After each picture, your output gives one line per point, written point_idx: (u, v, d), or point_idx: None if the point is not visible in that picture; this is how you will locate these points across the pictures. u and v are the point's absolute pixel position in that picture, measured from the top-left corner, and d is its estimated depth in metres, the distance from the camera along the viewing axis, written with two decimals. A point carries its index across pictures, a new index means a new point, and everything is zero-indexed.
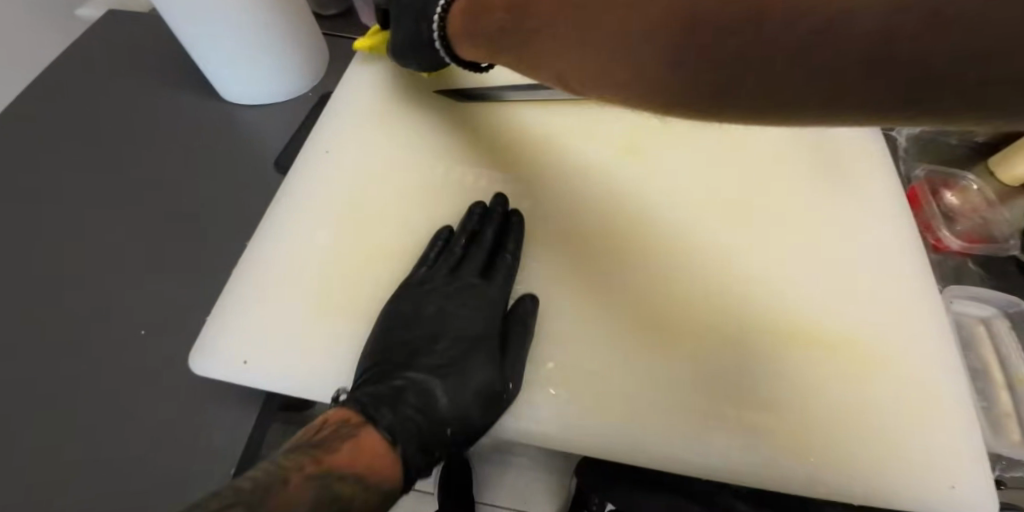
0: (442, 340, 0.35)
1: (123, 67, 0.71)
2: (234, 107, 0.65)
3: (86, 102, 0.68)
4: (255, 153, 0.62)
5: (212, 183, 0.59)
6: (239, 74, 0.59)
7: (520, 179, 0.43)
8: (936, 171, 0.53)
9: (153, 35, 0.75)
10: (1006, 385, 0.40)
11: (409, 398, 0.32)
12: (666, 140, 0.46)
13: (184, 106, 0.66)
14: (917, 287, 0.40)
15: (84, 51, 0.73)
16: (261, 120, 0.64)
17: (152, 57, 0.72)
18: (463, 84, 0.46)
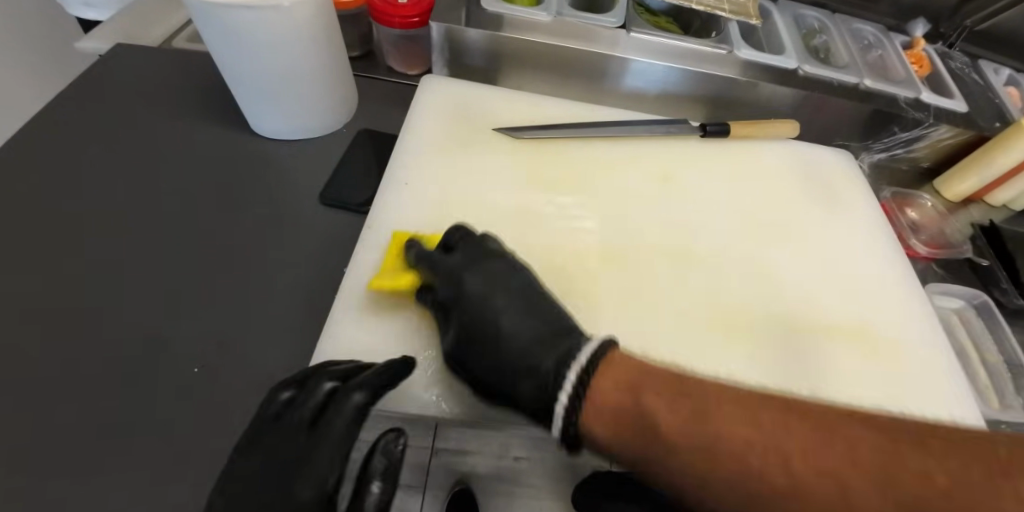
0: (484, 370, 0.35)
1: (140, 97, 0.71)
2: (266, 141, 0.67)
3: (104, 132, 0.67)
4: (286, 183, 0.63)
5: (252, 215, 0.60)
6: (281, 112, 0.62)
7: (576, 203, 0.49)
8: (897, 192, 0.63)
9: (170, 68, 0.75)
10: (981, 362, 0.48)
11: (468, 368, 0.36)
12: (696, 170, 0.53)
13: (212, 140, 0.67)
14: (909, 287, 0.48)
15: (97, 79, 0.73)
16: (292, 154, 0.66)
17: (172, 90, 0.73)
18: (515, 126, 0.53)
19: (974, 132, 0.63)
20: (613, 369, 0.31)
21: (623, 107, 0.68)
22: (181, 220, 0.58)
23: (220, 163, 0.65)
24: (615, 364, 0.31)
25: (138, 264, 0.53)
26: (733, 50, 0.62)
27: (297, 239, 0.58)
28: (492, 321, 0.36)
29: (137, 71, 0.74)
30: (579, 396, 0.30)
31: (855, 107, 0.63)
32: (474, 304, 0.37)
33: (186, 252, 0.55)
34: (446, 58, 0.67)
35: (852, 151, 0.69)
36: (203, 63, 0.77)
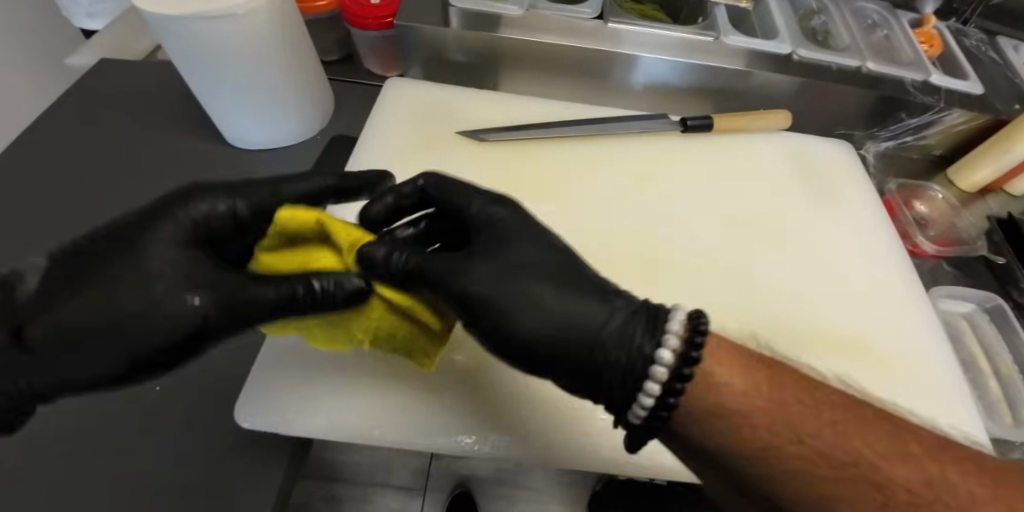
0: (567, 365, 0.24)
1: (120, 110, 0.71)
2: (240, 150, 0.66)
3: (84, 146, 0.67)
4: None
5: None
6: (253, 120, 0.61)
7: (543, 208, 0.46)
8: (903, 185, 0.58)
9: (151, 79, 0.75)
10: (991, 372, 0.45)
11: (556, 369, 0.24)
12: (675, 169, 0.49)
13: (189, 149, 0.66)
14: (909, 291, 0.44)
15: (79, 93, 0.73)
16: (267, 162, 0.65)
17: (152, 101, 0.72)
18: (483, 129, 0.50)
19: (989, 116, 0.58)
20: (715, 353, 0.23)
21: (607, 102, 0.65)
22: None
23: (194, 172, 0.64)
24: (729, 352, 0.24)
25: None
26: (721, 36, 0.58)
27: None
28: (594, 326, 0.23)
29: (119, 83, 0.74)
30: (683, 376, 0.22)
31: (857, 93, 0.58)
32: (551, 335, 0.24)
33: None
34: (424, 62, 0.65)
35: (856, 140, 0.64)
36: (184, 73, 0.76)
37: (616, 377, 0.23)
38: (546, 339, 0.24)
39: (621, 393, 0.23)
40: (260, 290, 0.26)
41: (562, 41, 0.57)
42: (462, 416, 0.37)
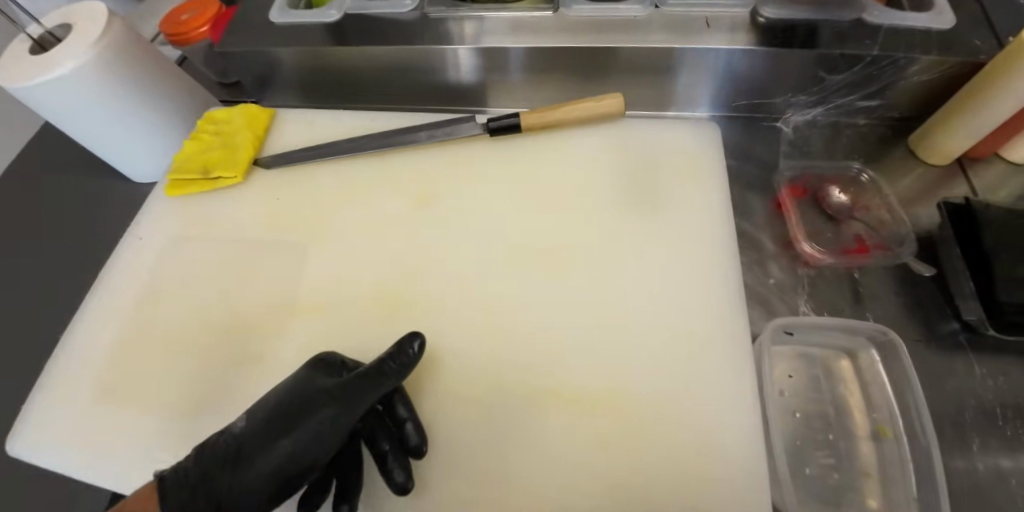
0: None
1: None
2: (110, 173, 0.64)
3: None
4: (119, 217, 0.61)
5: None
6: (120, 166, 0.63)
7: (318, 241, 0.43)
8: (811, 168, 0.46)
9: None
10: (865, 432, 0.34)
11: None
12: (472, 188, 0.44)
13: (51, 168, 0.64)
14: (731, 330, 0.35)
15: None
16: (141, 187, 0.65)
17: None
18: (275, 153, 0.47)
19: (959, 60, 0.41)
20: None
21: (454, 104, 0.58)
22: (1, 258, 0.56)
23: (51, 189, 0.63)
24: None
25: None
26: (562, 9, 0.48)
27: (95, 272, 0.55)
28: None
29: None
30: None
31: (754, 49, 0.43)
32: None
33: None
34: (253, 81, 0.59)
35: (774, 108, 0.50)
36: None
37: None
38: None
39: None
40: (222, 486, 0.27)
41: (372, 45, 0.50)
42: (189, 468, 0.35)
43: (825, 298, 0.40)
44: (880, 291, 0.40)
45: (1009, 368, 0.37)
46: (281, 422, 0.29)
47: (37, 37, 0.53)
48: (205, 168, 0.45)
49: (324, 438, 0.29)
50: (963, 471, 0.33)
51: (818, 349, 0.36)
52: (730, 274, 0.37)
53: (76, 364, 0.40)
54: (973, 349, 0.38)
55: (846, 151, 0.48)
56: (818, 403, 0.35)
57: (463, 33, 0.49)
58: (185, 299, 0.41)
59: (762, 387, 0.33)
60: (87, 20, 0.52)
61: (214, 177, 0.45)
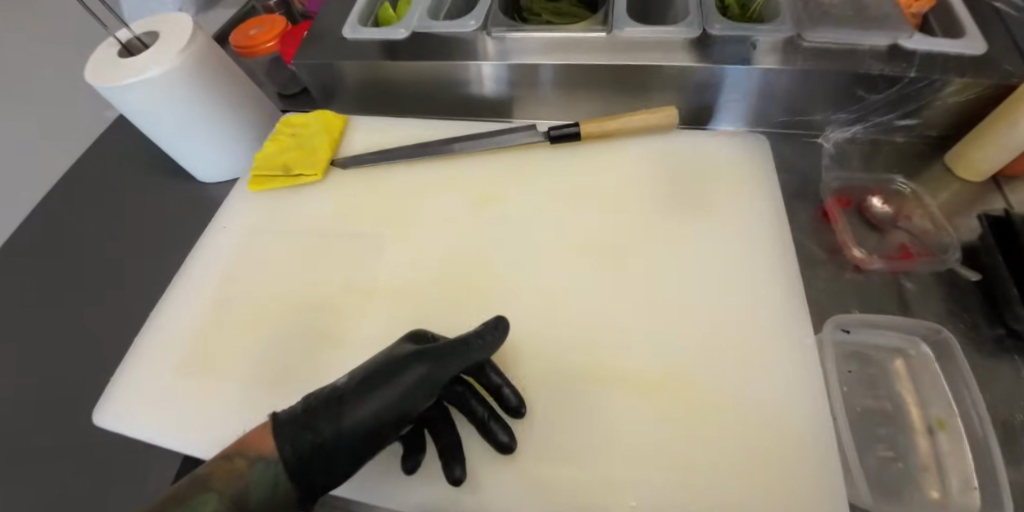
0: None
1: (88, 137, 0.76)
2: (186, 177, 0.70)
3: None
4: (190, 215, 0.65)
5: (131, 238, 0.61)
6: (189, 164, 0.67)
7: (390, 234, 0.46)
8: (852, 180, 0.48)
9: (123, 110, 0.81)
10: (923, 426, 0.35)
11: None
12: (537, 189, 0.47)
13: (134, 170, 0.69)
14: (792, 322, 0.37)
15: None
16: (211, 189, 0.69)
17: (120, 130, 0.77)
18: (347, 155, 0.51)
19: (987, 86, 0.44)
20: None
21: (507, 116, 0.61)
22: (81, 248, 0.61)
23: (117, 184, 0.67)
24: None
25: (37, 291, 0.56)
26: (615, 29, 0.51)
27: (162, 263, 0.59)
28: None
29: None
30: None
31: (796, 71, 0.47)
32: None
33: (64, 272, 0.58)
34: (319, 90, 0.63)
35: (814, 125, 0.53)
36: None
37: None
38: None
39: None
40: (323, 430, 0.29)
41: (437, 60, 0.54)
42: None
43: (872, 299, 0.42)
44: (921, 296, 0.42)
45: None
46: (379, 380, 0.31)
47: (125, 42, 0.58)
48: (287, 166, 0.49)
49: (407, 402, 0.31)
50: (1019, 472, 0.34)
51: (869, 347, 0.38)
52: (788, 270, 0.39)
53: (165, 340, 0.42)
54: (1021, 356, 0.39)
55: (881, 166, 0.51)
56: (871, 400, 0.36)
57: (487, 51, 0.54)
58: (269, 286, 0.44)
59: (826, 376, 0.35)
60: (174, 35, 0.57)
61: (294, 174, 0.49)
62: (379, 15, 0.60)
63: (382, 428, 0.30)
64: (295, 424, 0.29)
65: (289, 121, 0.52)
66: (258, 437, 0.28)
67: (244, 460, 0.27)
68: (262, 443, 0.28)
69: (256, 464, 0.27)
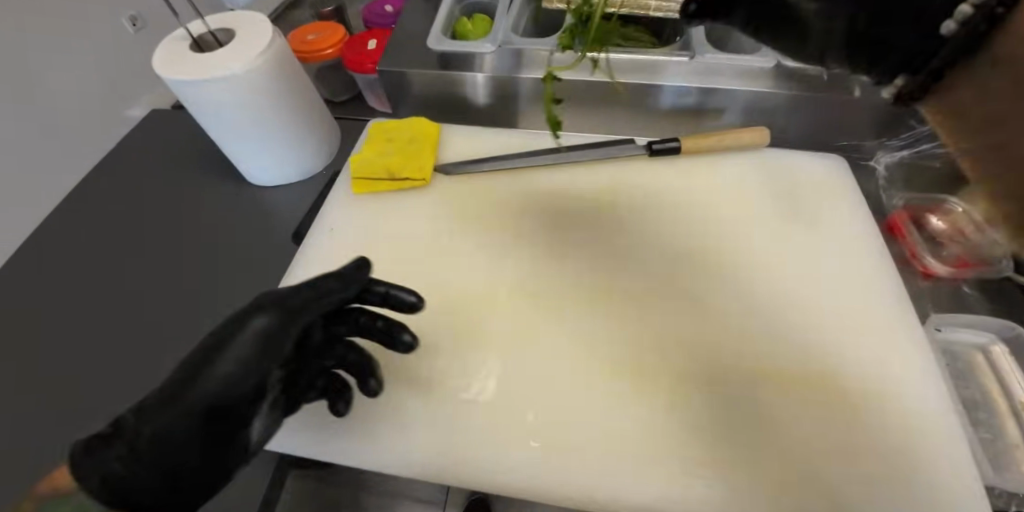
0: None
1: (158, 155, 0.78)
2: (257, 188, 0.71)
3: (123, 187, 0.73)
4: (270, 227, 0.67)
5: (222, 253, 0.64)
6: (249, 162, 0.66)
7: (506, 238, 0.47)
8: (913, 197, 0.54)
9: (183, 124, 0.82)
10: (1012, 412, 0.39)
11: None
12: (642, 198, 0.49)
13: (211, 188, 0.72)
14: (898, 317, 0.41)
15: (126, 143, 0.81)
16: (280, 198, 0.70)
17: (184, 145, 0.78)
18: (448, 161, 0.52)
19: None
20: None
21: (586, 128, 0.64)
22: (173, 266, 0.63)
23: (208, 201, 0.70)
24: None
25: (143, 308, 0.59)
26: (696, 55, 0.55)
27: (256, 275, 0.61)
28: None
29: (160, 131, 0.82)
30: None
31: (859, 100, 0.54)
32: None
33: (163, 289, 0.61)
34: (401, 99, 0.64)
35: (865, 150, 0.59)
36: None
37: None
38: None
39: None
40: (216, 400, 0.30)
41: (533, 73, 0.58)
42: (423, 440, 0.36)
43: (940, 302, 0.48)
44: (981, 299, 0.48)
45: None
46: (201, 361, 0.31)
47: (195, 35, 0.56)
48: (389, 170, 0.49)
49: (260, 365, 0.31)
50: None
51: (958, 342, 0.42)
52: (882, 271, 0.44)
53: None
54: None
55: (926, 188, 0.57)
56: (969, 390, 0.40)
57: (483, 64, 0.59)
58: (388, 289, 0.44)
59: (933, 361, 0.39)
60: (250, 28, 0.56)
61: (399, 179, 0.49)
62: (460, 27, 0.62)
63: (246, 391, 0.31)
64: (122, 437, 0.29)
65: (385, 126, 0.52)
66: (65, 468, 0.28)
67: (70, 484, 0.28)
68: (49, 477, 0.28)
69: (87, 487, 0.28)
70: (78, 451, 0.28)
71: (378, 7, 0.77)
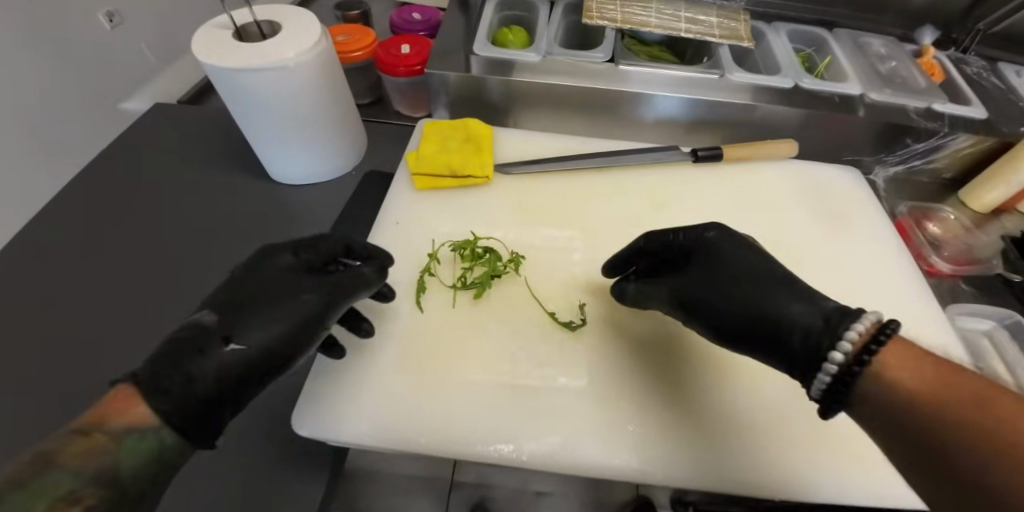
0: (901, 58, 0.67)
1: (166, 147, 0.74)
2: (284, 186, 0.69)
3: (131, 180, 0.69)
4: (299, 225, 0.65)
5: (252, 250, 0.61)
6: (277, 158, 0.64)
7: (571, 232, 0.48)
8: (914, 208, 0.63)
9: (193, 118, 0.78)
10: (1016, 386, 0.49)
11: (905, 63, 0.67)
12: (691, 199, 0.53)
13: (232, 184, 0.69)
14: (916, 310, 0.47)
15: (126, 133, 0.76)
16: (309, 196, 0.68)
17: (197, 139, 0.75)
18: (505, 162, 0.54)
19: (997, 139, 0.60)
20: (899, 352, 0.26)
21: (618, 137, 0.68)
22: (196, 261, 0.59)
23: (231, 201, 0.67)
24: (906, 350, 0.26)
25: (165, 303, 0.55)
26: (725, 74, 0.61)
27: None
28: (895, 53, 0.67)
29: (165, 123, 0.78)
30: (854, 371, 0.26)
31: (863, 120, 0.60)
32: (889, 56, 0.67)
33: (188, 284, 0.57)
34: (449, 100, 0.67)
35: (864, 165, 0.67)
36: (220, 118, 0.79)
37: (899, 57, 0.67)
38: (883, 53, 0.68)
39: (898, 58, 0.67)
40: (248, 359, 0.31)
41: (578, 83, 0.61)
42: (520, 424, 0.36)
43: (940, 294, 0.56)
44: (975, 294, 0.56)
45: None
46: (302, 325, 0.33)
47: (240, 25, 0.56)
48: (452, 168, 0.50)
49: (309, 328, 0.34)
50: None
51: (970, 330, 0.52)
52: (899, 271, 0.50)
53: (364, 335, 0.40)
54: None
55: (924, 197, 0.67)
56: (986, 367, 0.50)
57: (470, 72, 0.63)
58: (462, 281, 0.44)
59: (957, 348, 0.45)
60: (297, 22, 0.56)
61: (461, 176, 0.50)
62: (507, 38, 0.66)
63: (293, 347, 0.33)
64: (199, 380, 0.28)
65: (441, 126, 0.53)
66: (124, 402, 0.25)
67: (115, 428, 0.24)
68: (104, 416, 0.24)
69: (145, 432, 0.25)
70: (146, 385, 0.26)
71: (406, 15, 0.80)
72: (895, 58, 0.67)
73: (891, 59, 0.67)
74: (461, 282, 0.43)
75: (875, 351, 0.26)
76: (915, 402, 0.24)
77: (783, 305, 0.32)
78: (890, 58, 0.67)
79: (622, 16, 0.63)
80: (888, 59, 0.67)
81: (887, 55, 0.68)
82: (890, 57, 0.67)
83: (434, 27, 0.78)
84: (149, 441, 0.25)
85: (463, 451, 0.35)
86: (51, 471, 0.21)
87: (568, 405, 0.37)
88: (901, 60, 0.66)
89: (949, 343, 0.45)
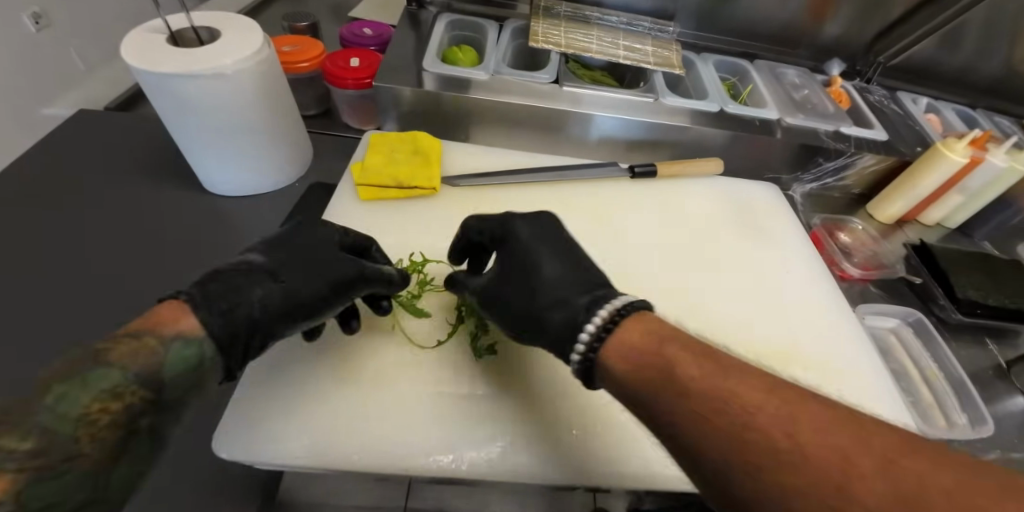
0: (812, 86, 0.74)
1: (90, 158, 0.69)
2: (222, 198, 0.66)
3: (49, 193, 0.64)
4: (238, 239, 0.62)
5: (186, 265, 0.58)
6: (216, 168, 0.62)
7: None
8: (829, 220, 0.70)
9: (120, 127, 0.74)
10: (923, 379, 0.55)
11: (816, 89, 0.74)
12: (631, 213, 0.56)
13: (164, 196, 0.65)
14: (831, 311, 0.52)
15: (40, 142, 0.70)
16: (250, 209, 0.66)
17: (124, 149, 0.71)
18: (453, 174, 0.54)
19: (895, 158, 0.68)
20: (630, 334, 0.29)
21: (565, 154, 0.71)
22: (121, 278, 0.55)
23: (164, 214, 0.63)
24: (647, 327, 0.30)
25: (82, 324, 0.51)
26: (660, 98, 0.66)
27: None
28: (806, 82, 0.75)
29: (88, 132, 0.72)
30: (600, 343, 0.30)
31: (780, 141, 0.66)
32: (802, 84, 0.75)
33: (111, 302, 0.53)
34: (400, 113, 0.67)
35: (785, 183, 0.74)
36: (152, 127, 0.74)
37: (812, 84, 0.75)
38: (798, 80, 0.76)
39: (810, 86, 0.74)
40: (261, 312, 0.30)
41: (526, 101, 0.64)
42: (465, 436, 0.36)
43: (854, 297, 0.62)
44: (886, 298, 0.63)
45: (986, 338, 0.61)
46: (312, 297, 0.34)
47: (175, 30, 0.54)
48: (399, 180, 0.50)
49: (348, 286, 0.36)
50: (986, 397, 0.55)
51: (882, 328, 0.58)
52: (815, 276, 0.55)
53: (303, 352, 0.39)
54: (949, 334, 0.60)
55: (837, 211, 0.74)
56: (895, 362, 0.56)
57: (410, 87, 0.63)
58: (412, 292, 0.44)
59: (867, 348, 0.50)
60: (239, 30, 0.55)
61: (408, 188, 0.50)
62: (457, 56, 0.67)
63: (331, 297, 0.34)
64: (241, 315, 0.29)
65: (388, 138, 0.53)
66: (165, 313, 0.26)
67: (156, 337, 0.25)
68: (139, 330, 0.25)
69: (166, 366, 0.24)
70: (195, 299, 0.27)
71: (358, 30, 0.80)
72: (809, 85, 0.74)
73: (804, 87, 0.74)
74: (416, 307, 0.42)
75: (615, 326, 0.30)
76: (668, 383, 0.27)
77: (545, 293, 0.35)
78: (802, 86, 0.74)
79: (566, 41, 0.66)
80: (801, 87, 0.74)
81: (801, 82, 0.75)
82: (803, 85, 0.75)
83: (386, 42, 0.79)
84: (193, 350, 0.25)
85: (406, 468, 0.34)
86: (98, 367, 0.23)
87: (509, 412, 0.37)
88: (812, 88, 0.74)
89: (862, 342, 0.50)
